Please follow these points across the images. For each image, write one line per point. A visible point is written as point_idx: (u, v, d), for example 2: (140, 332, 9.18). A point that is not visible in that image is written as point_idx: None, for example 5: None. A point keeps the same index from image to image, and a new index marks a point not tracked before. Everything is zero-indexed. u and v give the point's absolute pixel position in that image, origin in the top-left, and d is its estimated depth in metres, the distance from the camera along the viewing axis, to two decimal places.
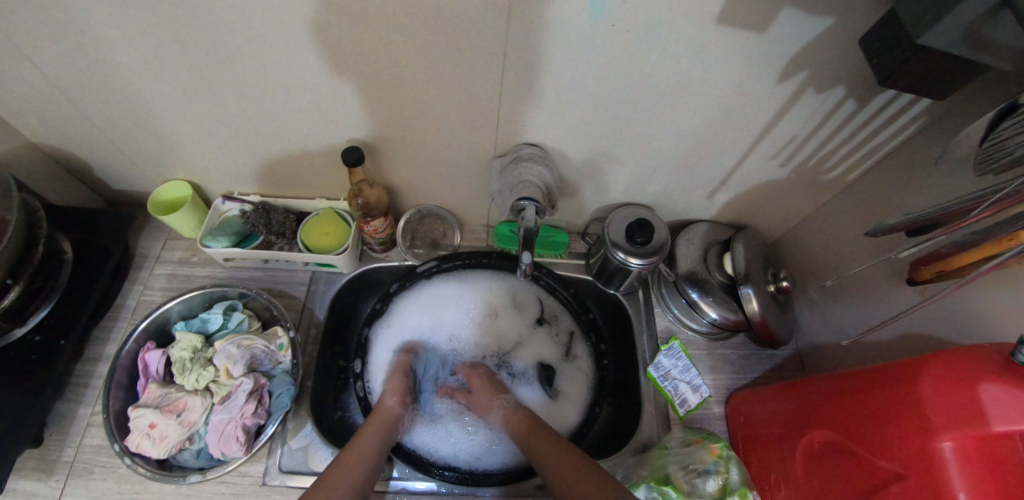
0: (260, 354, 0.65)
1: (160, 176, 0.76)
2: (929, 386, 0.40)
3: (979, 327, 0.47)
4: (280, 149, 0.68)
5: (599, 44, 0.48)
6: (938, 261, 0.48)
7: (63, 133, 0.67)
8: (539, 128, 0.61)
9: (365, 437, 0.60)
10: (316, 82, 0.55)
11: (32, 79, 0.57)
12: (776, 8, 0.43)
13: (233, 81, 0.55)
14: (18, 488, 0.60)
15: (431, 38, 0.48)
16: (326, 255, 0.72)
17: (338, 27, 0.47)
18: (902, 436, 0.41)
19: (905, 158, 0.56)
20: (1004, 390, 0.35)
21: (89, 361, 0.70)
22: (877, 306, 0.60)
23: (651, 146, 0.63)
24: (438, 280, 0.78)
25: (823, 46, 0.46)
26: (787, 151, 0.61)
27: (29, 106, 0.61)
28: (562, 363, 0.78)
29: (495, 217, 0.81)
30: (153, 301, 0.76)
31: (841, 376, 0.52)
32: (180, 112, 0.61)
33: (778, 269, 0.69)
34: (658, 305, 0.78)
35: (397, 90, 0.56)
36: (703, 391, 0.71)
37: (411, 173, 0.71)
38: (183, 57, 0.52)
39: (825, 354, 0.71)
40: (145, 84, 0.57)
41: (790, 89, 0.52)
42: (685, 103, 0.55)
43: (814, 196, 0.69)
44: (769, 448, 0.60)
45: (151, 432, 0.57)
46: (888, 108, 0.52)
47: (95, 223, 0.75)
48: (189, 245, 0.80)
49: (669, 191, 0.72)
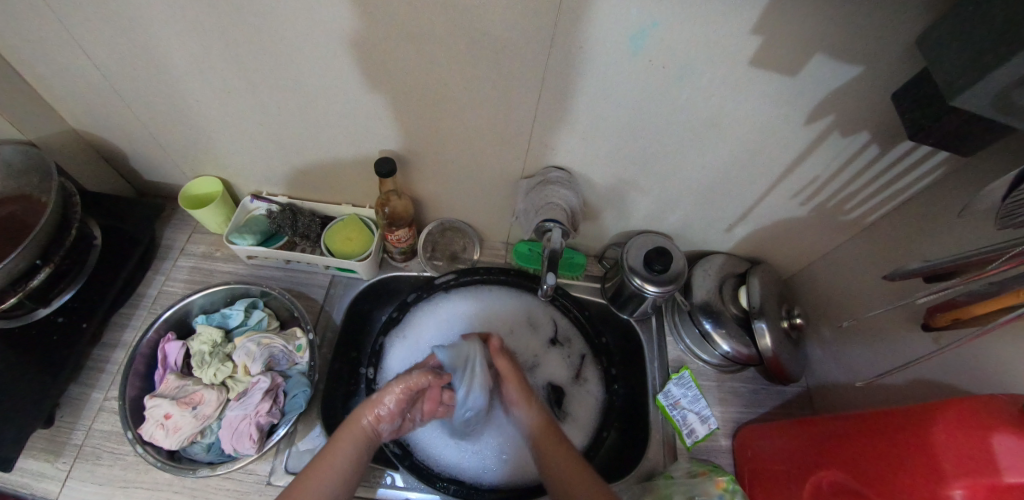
0: (278, 353, 0.66)
1: (193, 171, 0.78)
2: (943, 431, 0.40)
3: (992, 380, 0.47)
4: (314, 154, 0.70)
5: (633, 77, 0.50)
6: (954, 309, 0.49)
7: (107, 122, 0.69)
8: (568, 152, 0.63)
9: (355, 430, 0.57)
10: (358, 94, 0.57)
11: (86, 69, 0.59)
12: (809, 55, 0.45)
13: (278, 85, 0.58)
14: (25, 467, 0.61)
15: (474, 58, 0.50)
16: (347, 260, 0.73)
17: (387, 43, 0.50)
18: (915, 481, 0.41)
19: (924, 207, 0.57)
20: (1019, 441, 0.35)
21: (106, 346, 0.71)
22: (891, 351, 0.60)
23: (675, 177, 0.65)
24: (456, 292, 0.79)
25: (851, 93, 0.48)
26: (807, 191, 0.63)
27: (80, 95, 0.64)
28: (571, 385, 0.78)
29: (514, 234, 0.83)
30: (173, 292, 0.77)
31: (854, 418, 0.52)
32: (222, 112, 0.64)
33: (792, 305, 0.70)
34: (670, 333, 0.79)
35: (435, 105, 0.58)
36: (711, 422, 0.71)
37: (438, 186, 0.73)
38: (234, 61, 0.55)
39: (835, 395, 0.71)
40: (194, 83, 0.59)
41: (815, 132, 0.54)
42: (712, 138, 0.57)
43: (831, 236, 0.70)
44: (775, 485, 0.60)
45: (166, 423, 0.58)
46: (908, 157, 0.54)
47: (126, 211, 0.77)
48: (213, 239, 0.82)
49: (688, 221, 0.74)
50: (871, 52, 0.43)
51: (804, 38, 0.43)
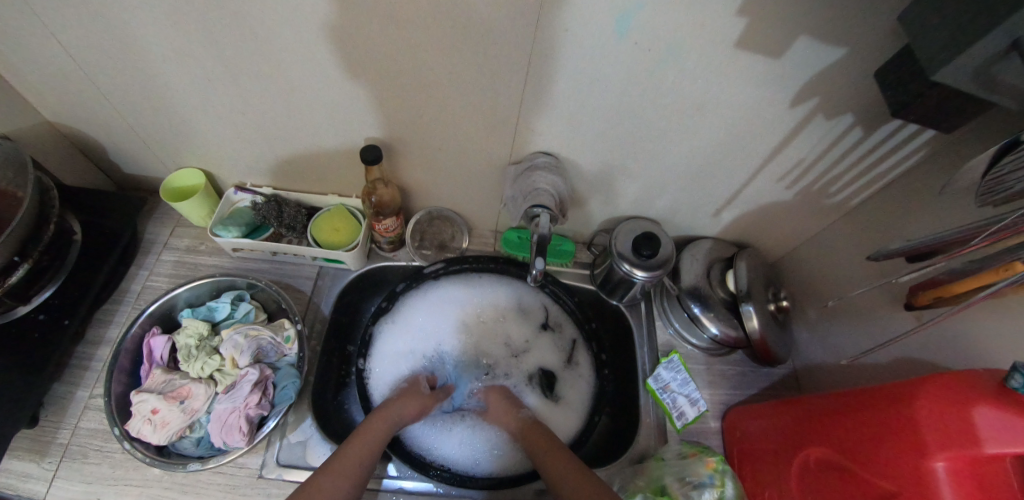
0: (266, 345, 0.65)
1: (173, 164, 0.76)
2: (925, 406, 0.41)
3: (971, 354, 0.49)
4: (298, 145, 0.69)
5: (619, 60, 0.50)
6: (935, 288, 0.49)
7: (80, 113, 0.67)
8: (556, 139, 0.62)
9: (373, 429, 0.59)
10: (341, 82, 0.56)
11: (57, 58, 0.57)
12: (793, 36, 0.45)
13: (256, 73, 0.56)
14: (10, 468, 0.60)
15: (458, 44, 0.50)
16: (335, 251, 0.73)
17: (367, 28, 0.49)
18: (897, 455, 0.42)
19: (906, 188, 0.58)
20: (996, 414, 0.36)
21: (89, 344, 0.70)
22: (874, 331, 0.62)
23: (662, 164, 0.65)
24: (446, 280, 0.79)
25: (835, 75, 0.48)
26: (792, 175, 0.63)
27: (49, 85, 0.62)
28: (563, 369, 0.79)
29: (503, 223, 0.83)
30: (158, 287, 0.76)
31: (837, 396, 0.53)
32: (201, 102, 0.62)
33: (777, 288, 0.71)
34: (659, 318, 0.80)
35: (420, 93, 0.57)
36: (700, 405, 0.72)
37: (425, 175, 0.72)
38: (212, 49, 0.53)
39: (821, 374, 0.72)
40: (170, 71, 0.58)
41: (800, 114, 0.54)
42: (698, 122, 0.57)
43: (816, 219, 0.71)
44: (763, 463, 0.61)
45: (153, 418, 0.57)
46: (891, 139, 0.54)
47: (106, 206, 0.76)
48: (197, 233, 0.81)
49: (676, 207, 0.74)
50: (854, 32, 0.43)
51: (789, 19, 0.43)
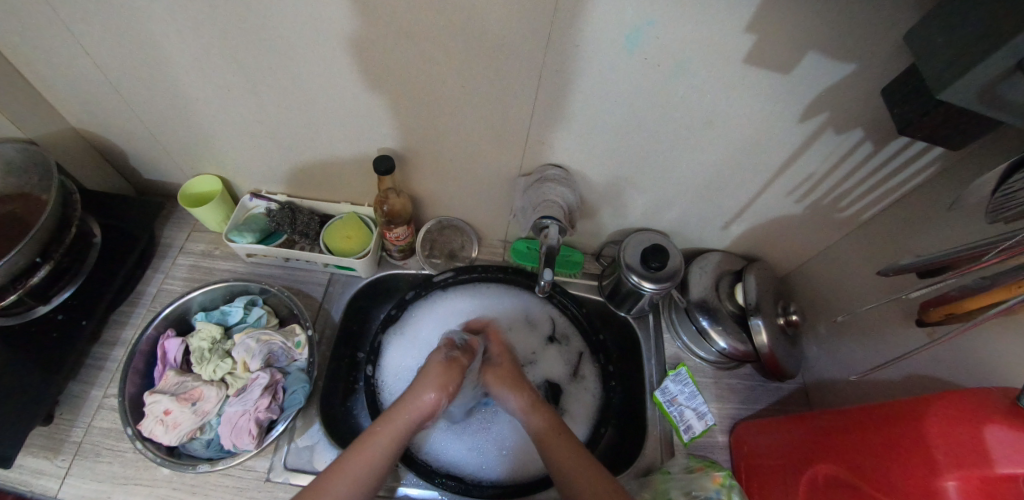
0: (277, 350, 0.67)
1: (192, 170, 0.78)
2: (937, 424, 0.40)
3: (985, 373, 0.48)
4: (314, 154, 0.70)
5: (630, 75, 0.50)
6: (946, 304, 0.49)
7: (106, 120, 0.69)
8: (566, 151, 0.63)
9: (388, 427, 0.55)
10: (356, 92, 0.58)
11: (87, 68, 0.60)
12: (801, 53, 0.45)
13: (276, 83, 0.58)
14: (25, 465, 0.61)
15: (471, 57, 0.51)
16: (346, 258, 0.74)
17: (384, 41, 0.50)
18: (907, 473, 0.41)
19: (917, 204, 0.58)
20: (1010, 433, 0.36)
21: (105, 344, 0.71)
22: (885, 348, 0.61)
23: (671, 176, 0.65)
24: (453, 290, 0.80)
25: (844, 91, 0.49)
26: (802, 188, 0.63)
27: (78, 92, 0.64)
28: (569, 382, 0.79)
29: (512, 233, 0.84)
30: (173, 290, 0.77)
31: (849, 413, 0.53)
32: (222, 111, 0.64)
33: (787, 302, 0.71)
34: (667, 330, 0.80)
35: (434, 105, 0.58)
36: (708, 419, 0.72)
37: (436, 184, 0.73)
38: (234, 60, 0.55)
39: (831, 390, 0.71)
40: (193, 81, 0.60)
41: (810, 129, 0.54)
42: (706, 136, 0.58)
43: (826, 234, 0.71)
44: (771, 479, 0.60)
45: (165, 419, 0.58)
46: (901, 155, 0.55)
47: (125, 210, 0.78)
48: (212, 238, 0.83)
49: (685, 220, 0.74)
50: (862, 49, 0.44)
51: (797, 37, 0.44)
